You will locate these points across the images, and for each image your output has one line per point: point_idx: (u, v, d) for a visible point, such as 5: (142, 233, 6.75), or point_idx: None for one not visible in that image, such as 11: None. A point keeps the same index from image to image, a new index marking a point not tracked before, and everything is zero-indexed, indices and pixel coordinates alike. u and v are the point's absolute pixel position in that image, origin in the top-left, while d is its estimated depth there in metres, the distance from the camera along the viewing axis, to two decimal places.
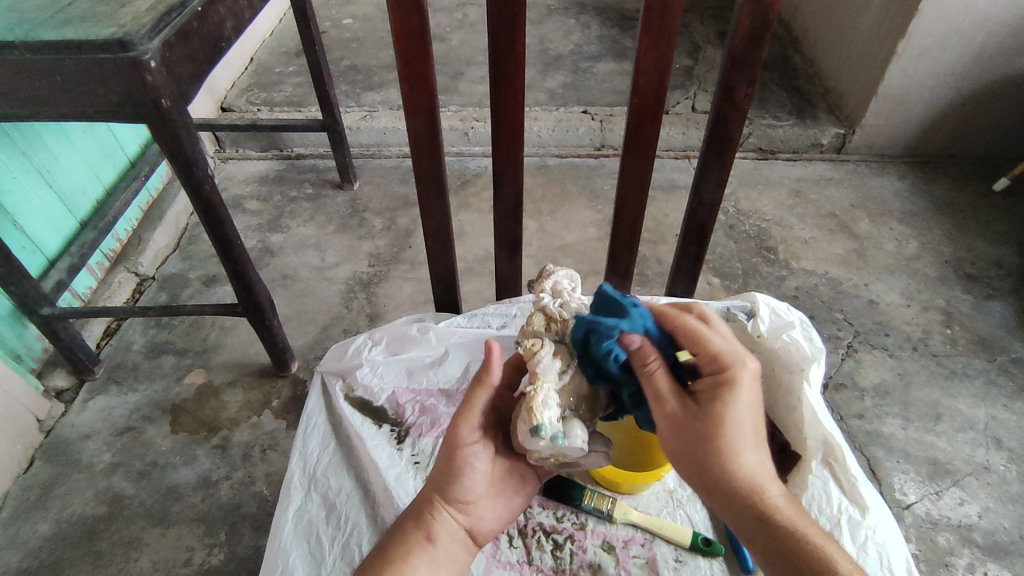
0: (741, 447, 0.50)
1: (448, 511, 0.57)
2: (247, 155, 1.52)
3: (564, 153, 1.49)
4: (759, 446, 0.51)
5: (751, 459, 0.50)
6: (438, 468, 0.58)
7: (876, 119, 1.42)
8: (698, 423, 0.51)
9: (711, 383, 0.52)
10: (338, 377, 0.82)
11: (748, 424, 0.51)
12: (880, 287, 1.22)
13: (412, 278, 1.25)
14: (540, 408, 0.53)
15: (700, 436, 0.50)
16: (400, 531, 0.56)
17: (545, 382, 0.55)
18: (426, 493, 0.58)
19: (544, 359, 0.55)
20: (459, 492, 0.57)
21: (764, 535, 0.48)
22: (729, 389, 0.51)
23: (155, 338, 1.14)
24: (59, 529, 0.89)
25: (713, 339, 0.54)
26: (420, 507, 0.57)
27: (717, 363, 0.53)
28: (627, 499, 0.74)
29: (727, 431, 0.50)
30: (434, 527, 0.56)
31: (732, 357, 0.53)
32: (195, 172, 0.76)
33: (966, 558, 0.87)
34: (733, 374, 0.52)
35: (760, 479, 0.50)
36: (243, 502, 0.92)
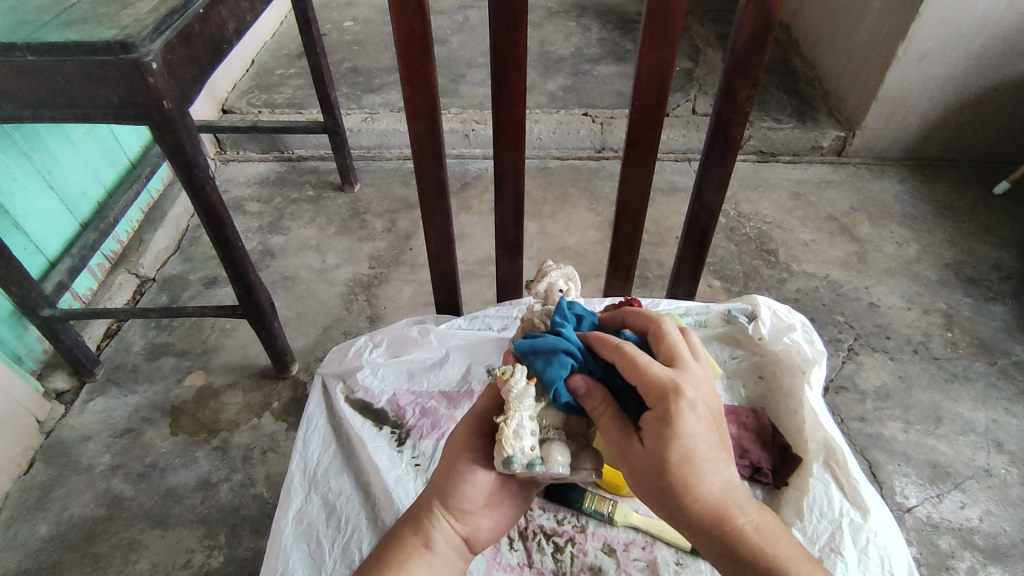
0: (701, 478, 0.47)
1: (447, 519, 0.57)
2: (248, 157, 1.53)
3: (564, 155, 1.49)
4: (722, 468, 0.48)
5: (715, 486, 0.47)
6: (440, 473, 0.58)
7: (876, 122, 1.42)
8: (648, 464, 0.48)
9: (655, 412, 0.48)
10: (338, 380, 0.82)
11: (703, 450, 0.47)
12: (881, 290, 1.22)
13: (413, 280, 1.25)
14: (511, 441, 0.52)
15: (654, 481, 0.48)
16: (399, 534, 0.56)
17: (517, 411, 0.52)
18: (426, 498, 0.58)
19: (516, 388, 0.52)
20: (459, 500, 0.57)
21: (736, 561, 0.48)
22: (667, 427, 0.47)
23: (155, 339, 1.14)
24: (58, 530, 0.89)
25: (643, 367, 0.49)
26: (419, 513, 0.57)
27: (654, 395, 0.48)
28: (628, 502, 0.74)
29: (679, 471, 0.47)
30: (432, 533, 0.56)
31: (666, 389, 0.47)
32: (196, 174, 0.76)
33: (967, 561, 0.87)
34: (673, 407, 0.47)
35: (725, 505, 0.48)
36: (243, 504, 0.92)
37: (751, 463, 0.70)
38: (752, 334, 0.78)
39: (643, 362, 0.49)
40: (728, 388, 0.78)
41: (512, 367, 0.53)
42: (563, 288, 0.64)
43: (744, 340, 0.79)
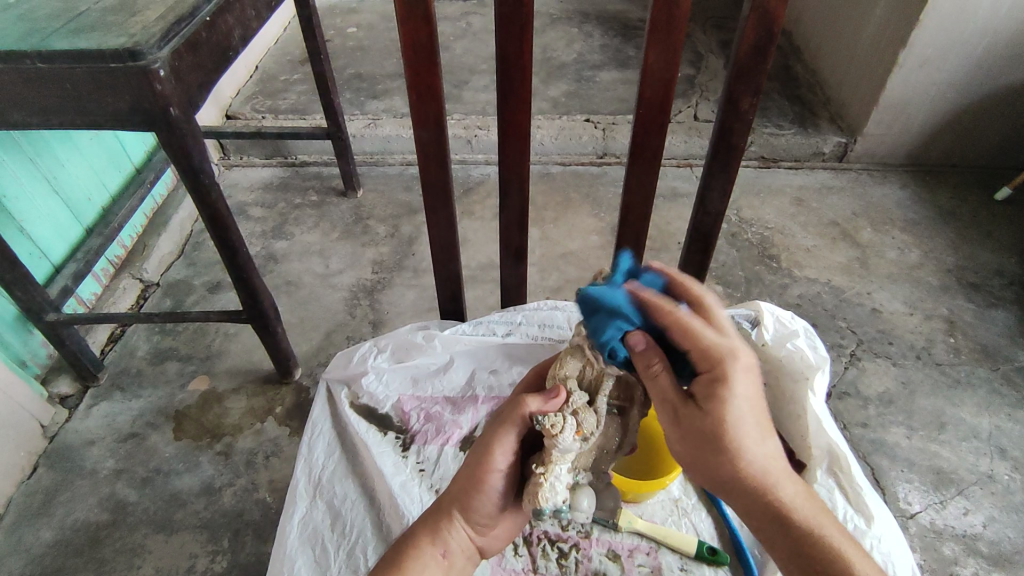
0: (749, 443, 0.49)
1: (465, 528, 0.58)
2: (252, 162, 1.53)
3: (566, 161, 1.50)
4: (767, 439, 0.50)
5: (759, 454, 0.49)
6: (463, 482, 0.57)
7: (877, 128, 1.42)
8: (701, 429, 0.50)
9: (709, 374, 0.50)
10: (343, 384, 0.82)
11: (753, 412, 0.50)
12: (883, 295, 1.22)
13: (416, 285, 1.25)
14: (547, 494, 0.55)
15: (709, 440, 0.49)
16: (418, 541, 0.56)
17: (558, 464, 0.55)
18: (447, 504, 0.58)
19: (562, 444, 0.54)
20: (479, 512, 0.57)
21: (779, 535, 0.48)
22: (721, 385, 0.49)
23: (159, 344, 1.15)
24: (62, 535, 0.89)
25: (697, 333, 0.50)
26: (439, 518, 0.57)
27: (708, 357, 0.50)
28: (632, 507, 0.74)
29: (734, 429, 0.49)
30: (450, 542, 0.57)
31: (720, 350, 0.49)
32: (202, 179, 0.76)
33: (971, 567, 0.86)
34: (724, 369, 0.49)
35: (771, 476, 0.49)
36: (246, 509, 0.92)
37: None
38: (755, 341, 0.75)
39: (697, 327, 0.51)
40: None
41: (561, 420, 0.55)
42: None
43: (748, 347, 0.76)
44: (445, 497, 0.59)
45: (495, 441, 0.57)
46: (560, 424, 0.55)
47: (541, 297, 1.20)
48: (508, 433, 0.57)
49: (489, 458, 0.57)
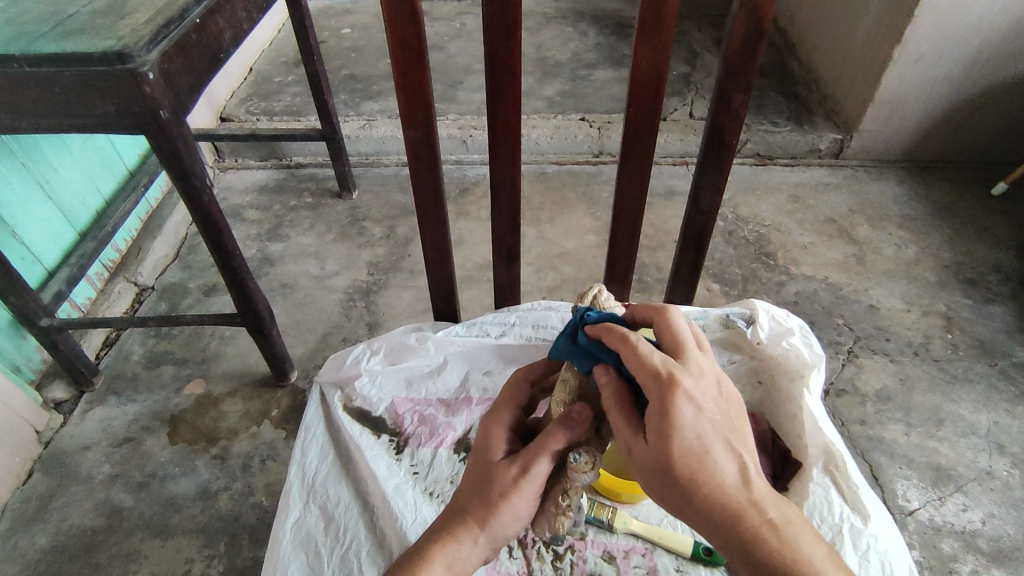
0: (707, 474, 0.45)
1: (483, 551, 0.53)
2: (246, 165, 1.53)
3: (562, 161, 1.49)
4: (731, 463, 0.46)
5: (724, 482, 0.45)
6: (490, 502, 0.52)
7: (873, 125, 1.42)
8: (657, 467, 0.46)
9: (652, 406, 0.46)
10: (336, 388, 0.82)
11: (711, 440, 0.45)
12: (880, 292, 1.22)
13: (412, 286, 1.25)
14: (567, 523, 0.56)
15: (663, 480, 0.46)
16: (431, 561, 0.51)
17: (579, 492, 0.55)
18: (467, 523, 0.52)
19: (589, 480, 0.54)
20: (502, 538, 0.53)
21: (750, 561, 0.46)
22: (665, 417, 0.45)
23: (154, 348, 1.14)
24: (57, 541, 0.89)
25: (643, 355, 0.48)
26: (459, 538, 0.52)
27: (650, 385, 0.47)
28: (628, 508, 0.73)
29: (688, 462, 0.45)
30: (466, 565, 0.52)
31: (662, 377, 0.46)
32: (193, 182, 0.76)
33: (970, 564, 0.86)
34: (669, 398, 0.45)
35: (738, 503, 0.46)
36: (243, 513, 0.92)
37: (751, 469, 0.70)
38: (750, 339, 0.76)
39: (642, 349, 0.48)
40: None
41: (593, 457, 0.53)
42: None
43: (743, 345, 0.77)
44: (465, 514, 0.53)
45: (535, 467, 0.53)
46: (593, 462, 0.53)
47: (537, 297, 1.20)
48: (544, 464, 0.53)
49: (523, 484, 0.52)
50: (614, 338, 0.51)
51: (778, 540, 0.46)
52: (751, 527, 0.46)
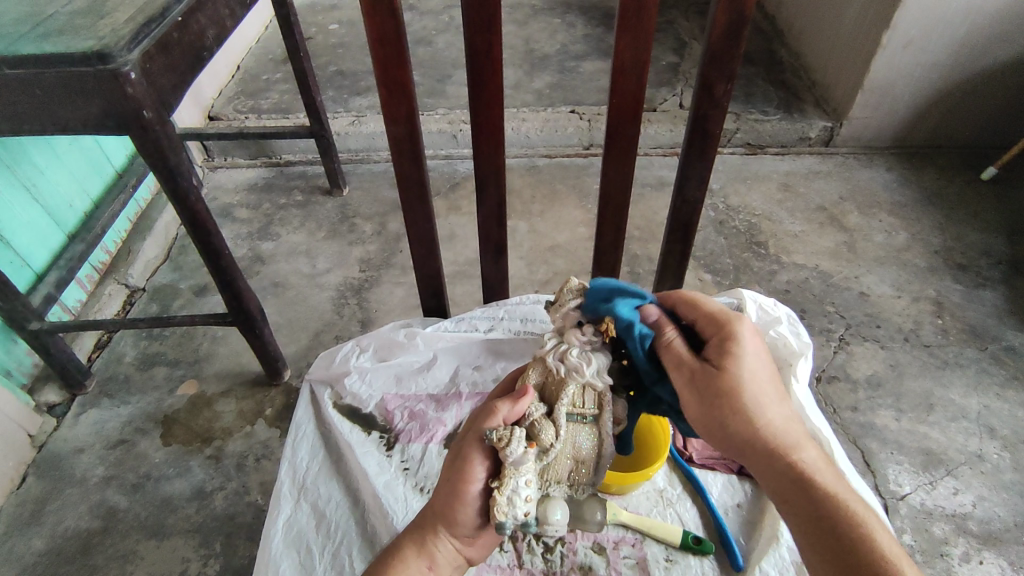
0: (761, 395, 0.51)
1: (452, 541, 0.57)
2: (235, 164, 1.52)
3: (552, 153, 1.49)
4: (780, 400, 0.52)
5: (775, 412, 0.51)
6: (445, 500, 0.55)
7: (862, 112, 1.42)
8: (719, 382, 0.52)
9: (718, 339, 0.55)
10: (326, 385, 0.82)
11: (766, 374, 0.53)
12: (871, 279, 1.22)
13: (403, 282, 1.25)
14: (504, 509, 0.52)
15: (724, 395, 0.51)
16: (399, 554, 0.55)
17: (513, 478, 0.52)
18: (431, 520, 0.57)
19: (511, 455, 0.52)
20: (466, 528, 0.56)
21: (806, 492, 0.47)
22: (731, 343, 0.53)
23: (146, 350, 1.14)
24: (53, 544, 0.89)
25: (707, 310, 0.58)
26: (423, 534, 0.56)
27: (717, 322, 0.57)
28: (617, 499, 0.73)
29: (749, 386, 0.51)
30: (436, 557, 0.56)
31: (727, 316, 0.56)
32: (180, 182, 0.75)
33: (961, 547, 0.87)
34: (733, 331, 0.55)
35: (789, 437, 0.50)
36: (238, 512, 0.92)
37: None
38: None
39: (705, 304, 0.59)
40: None
41: (509, 431, 0.54)
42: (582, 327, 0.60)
43: None
44: (428, 512, 0.57)
45: (470, 458, 0.55)
46: (508, 436, 0.53)
47: (529, 291, 1.20)
48: (479, 450, 0.55)
49: (468, 479, 0.54)
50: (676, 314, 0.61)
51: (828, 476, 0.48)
52: (802, 459, 0.48)
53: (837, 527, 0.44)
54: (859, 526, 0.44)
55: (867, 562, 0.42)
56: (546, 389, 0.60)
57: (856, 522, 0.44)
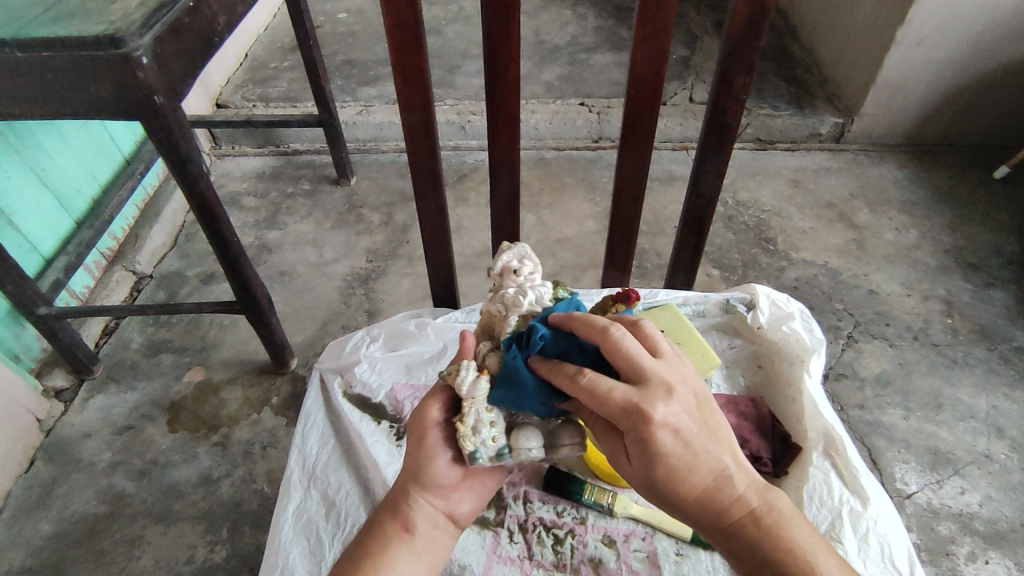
0: (687, 487, 0.47)
1: (426, 499, 0.55)
2: (243, 152, 1.51)
3: (561, 146, 1.48)
4: (712, 469, 0.47)
5: (706, 488, 0.47)
6: (411, 455, 0.56)
7: (874, 108, 1.41)
8: (641, 480, 0.49)
9: (630, 434, 0.47)
10: (336, 374, 0.81)
11: (690, 456, 0.47)
12: (880, 276, 1.22)
13: (411, 273, 1.24)
14: (470, 437, 0.52)
15: (653, 493, 0.48)
16: (375, 521, 0.55)
17: (472, 407, 0.53)
18: (402, 482, 0.57)
19: (462, 384, 0.53)
20: (436, 478, 0.55)
21: (749, 559, 0.48)
22: (645, 447, 0.46)
23: (153, 337, 1.14)
24: (61, 528, 0.89)
25: (603, 398, 0.47)
26: (397, 498, 0.56)
27: (623, 422, 0.46)
28: (628, 493, 0.73)
29: (672, 482, 0.47)
30: (411, 516, 0.54)
31: (632, 414, 0.46)
32: (189, 168, 0.75)
33: (967, 546, 0.87)
34: (644, 428, 0.46)
35: (722, 506, 0.48)
36: (244, 499, 0.92)
37: (751, 452, 0.67)
38: (750, 323, 0.78)
39: (603, 390, 0.47)
40: (728, 377, 0.76)
41: (457, 367, 0.55)
42: (517, 269, 0.55)
43: (743, 330, 0.78)
44: (400, 477, 0.57)
45: (424, 406, 0.57)
46: (457, 368, 0.55)
47: None
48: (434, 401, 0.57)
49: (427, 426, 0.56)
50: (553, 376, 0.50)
51: (764, 528, 0.48)
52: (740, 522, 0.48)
53: None
54: None
55: None
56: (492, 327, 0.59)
57: None
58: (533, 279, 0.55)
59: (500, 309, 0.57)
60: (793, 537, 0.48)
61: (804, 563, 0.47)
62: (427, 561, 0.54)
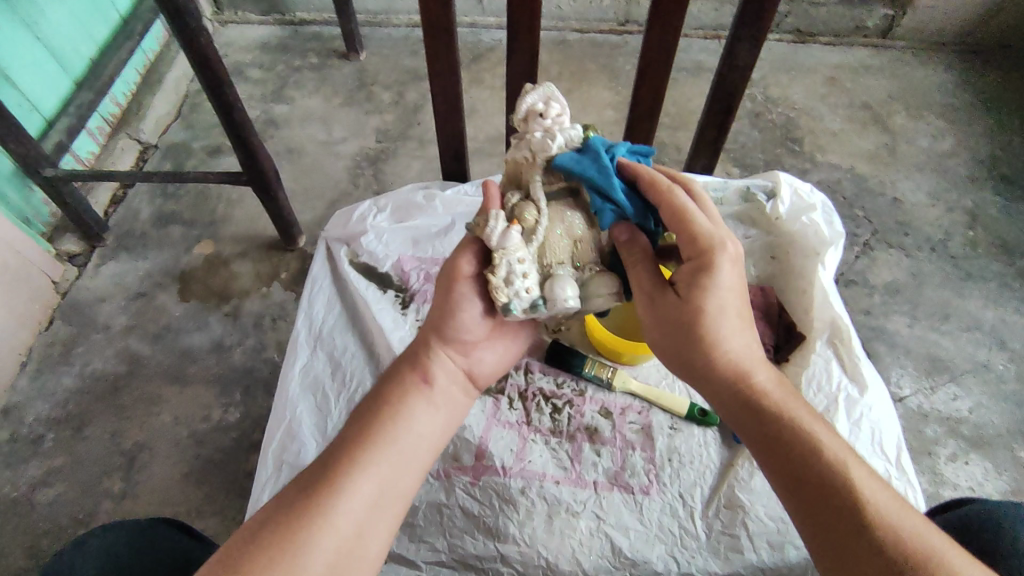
0: (724, 335, 0.48)
1: (447, 354, 0.56)
2: (247, 19, 1.42)
3: (585, 28, 1.38)
4: (745, 328, 0.49)
5: (739, 342, 0.49)
6: (436, 308, 0.56)
7: (930, 0, 1.29)
8: (677, 316, 0.50)
9: (694, 264, 0.50)
10: (343, 243, 0.81)
11: (734, 307, 0.49)
12: (907, 184, 1.17)
13: (421, 156, 1.21)
14: (503, 289, 0.50)
15: (689, 327, 0.49)
16: (397, 372, 0.55)
17: (504, 257, 0.50)
18: (424, 336, 0.57)
19: (492, 236, 0.50)
20: (458, 334, 0.56)
21: (753, 419, 0.47)
22: (706, 274, 0.48)
23: (161, 207, 1.13)
24: (83, 383, 0.94)
25: (688, 220, 0.50)
26: (418, 350, 0.56)
27: (696, 247, 0.49)
28: (628, 369, 0.74)
29: (714, 319, 0.48)
30: (433, 369, 0.55)
31: (710, 240, 0.49)
32: (188, 22, 0.71)
33: (950, 448, 0.90)
34: (713, 257, 0.49)
35: (745, 364, 0.49)
36: (256, 366, 0.96)
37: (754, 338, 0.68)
38: (768, 213, 0.73)
39: (690, 212, 0.50)
40: None
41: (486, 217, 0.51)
42: (543, 112, 0.53)
43: (760, 219, 0.74)
44: (422, 331, 0.58)
45: (457, 259, 0.55)
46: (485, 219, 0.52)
47: None
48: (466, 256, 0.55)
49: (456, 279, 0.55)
50: (643, 180, 0.53)
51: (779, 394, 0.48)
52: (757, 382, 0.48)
53: (778, 445, 0.46)
54: (799, 439, 0.45)
55: (807, 471, 0.44)
56: (518, 176, 0.56)
57: (800, 436, 0.45)
58: (559, 122, 0.53)
59: (529, 156, 0.54)
60: (800, 407, 0.48)
61: (806, 427, 0.46)
62: (446, 415, 0.54)
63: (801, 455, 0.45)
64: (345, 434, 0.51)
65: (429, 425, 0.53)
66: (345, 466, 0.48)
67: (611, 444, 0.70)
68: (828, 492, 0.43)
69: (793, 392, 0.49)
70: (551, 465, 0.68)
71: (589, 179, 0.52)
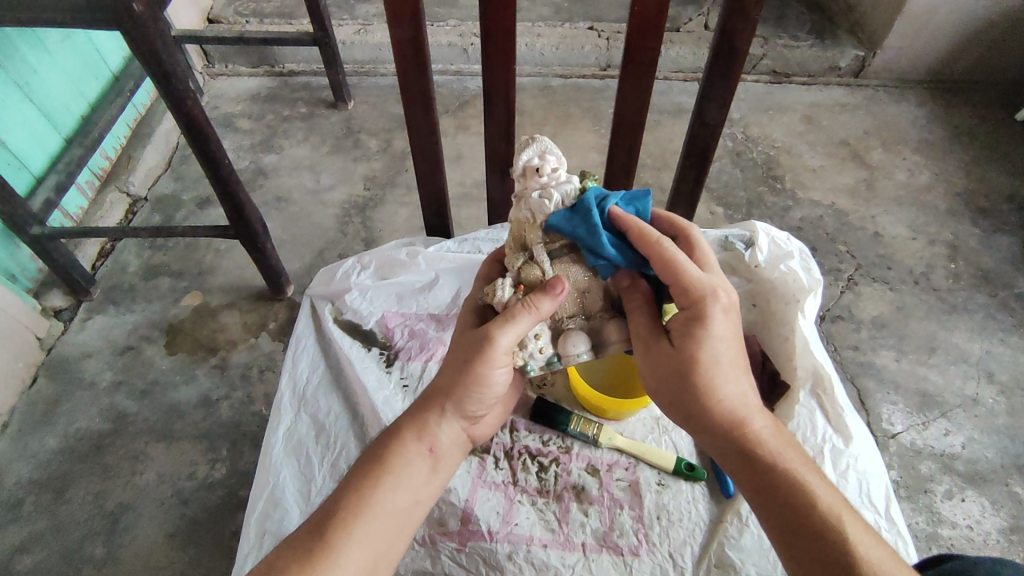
0: (718, 383, 0.49)
1: (454, 419, 0.55)
2: (237, 72, 1.45)
3: (567, 74, 1.41)
4: (738, 377, 0.50)
5: (733, 391, 0.49)
6: (456, 370, 0.53)
7: (900, 41, 1.33)
8: (671, 364, 0.51)
9: (686, 311, 0.50)
10: (327, 301, 0.81)
11: (726, 356, 0.50)
12: (887, 219, 1.19)
13: (409, 202, 1.22)
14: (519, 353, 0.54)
15: (683, 374, 0.50)
16: (401, 434, 0.53)
17: None
18: (434, 398, 0.54)
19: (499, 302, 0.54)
20: (471, 403, 0.54)
21: (748, 467, 0.48)
22: (698, 323, 0.49)
23: (150, 260, 1.13)
24: (67, 442, 0.92)
25: (679, 267, 0.50)
26: (427, 414, 0.54)
27: (688, 295, 0.50)
28: (613, 425, 0.74)
29: (706, 368, 0.49)
30: (438, 436, 0.54)
31: (702, 288, 0.49)
32: (175, 85, 0.72)
33: (945, 484, 0.90)
34: (704, 306, 0.49)
35: (740, 413, 0.49)
36: (243, 420, 0.94)
37: None
38: (747, 261, 0.75)
39: (681, 262, 0.50)
40: None
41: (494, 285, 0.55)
42: (540, 168, 0.53)
43: (740, 268, 0.75)
44: (431, 391, 0.55)
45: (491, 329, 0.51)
46: (493, 287, 0.55)
47: None
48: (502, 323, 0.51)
49: (482, 337, 0.51)
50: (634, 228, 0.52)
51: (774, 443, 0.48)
52: (751, 431, 0.49)
53: (772, 495, 0.46)
54: (793, 491, 0.45)
55: (801, 522, 0.44)
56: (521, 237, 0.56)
57: (795, 488, 0.45)
58: (556, 174, 0.53)
59: (529, 216, 0.54)
60: (795, 456, 0.48)
61: (801, 477, 0.46)
62: (444, 478, 0.54)
63: (795, 507, 0.45)
64: (340, 499, 0.49)
65: (428, 495, 0.53)
66: (340, 539, 0.47)
67: (599, 503, 0.69)
68: (823, 545, 0.43)
69: (790, 440, 0.49)
70: (538, 528, 0.67)
71: (581, 239, 0.52)
